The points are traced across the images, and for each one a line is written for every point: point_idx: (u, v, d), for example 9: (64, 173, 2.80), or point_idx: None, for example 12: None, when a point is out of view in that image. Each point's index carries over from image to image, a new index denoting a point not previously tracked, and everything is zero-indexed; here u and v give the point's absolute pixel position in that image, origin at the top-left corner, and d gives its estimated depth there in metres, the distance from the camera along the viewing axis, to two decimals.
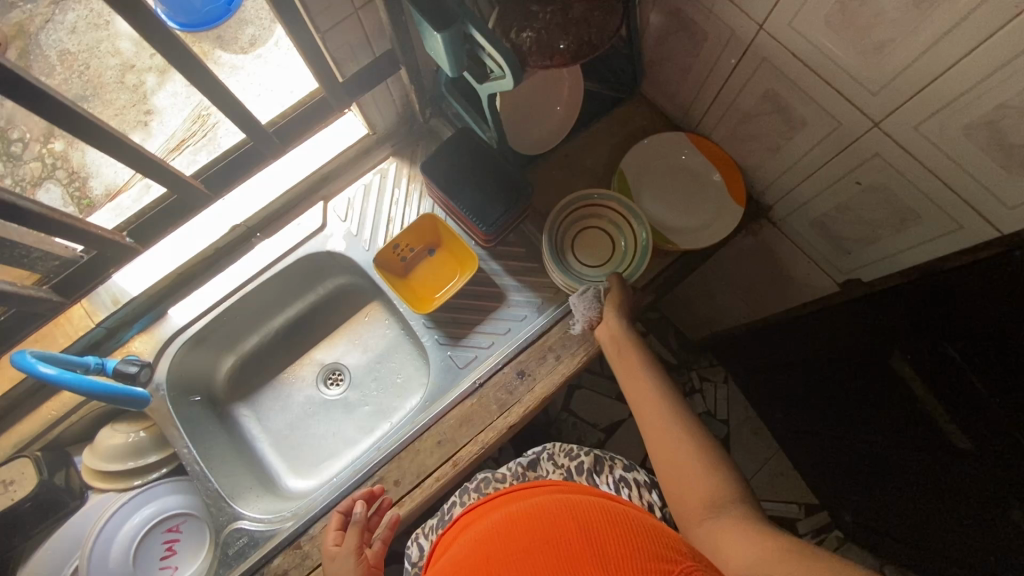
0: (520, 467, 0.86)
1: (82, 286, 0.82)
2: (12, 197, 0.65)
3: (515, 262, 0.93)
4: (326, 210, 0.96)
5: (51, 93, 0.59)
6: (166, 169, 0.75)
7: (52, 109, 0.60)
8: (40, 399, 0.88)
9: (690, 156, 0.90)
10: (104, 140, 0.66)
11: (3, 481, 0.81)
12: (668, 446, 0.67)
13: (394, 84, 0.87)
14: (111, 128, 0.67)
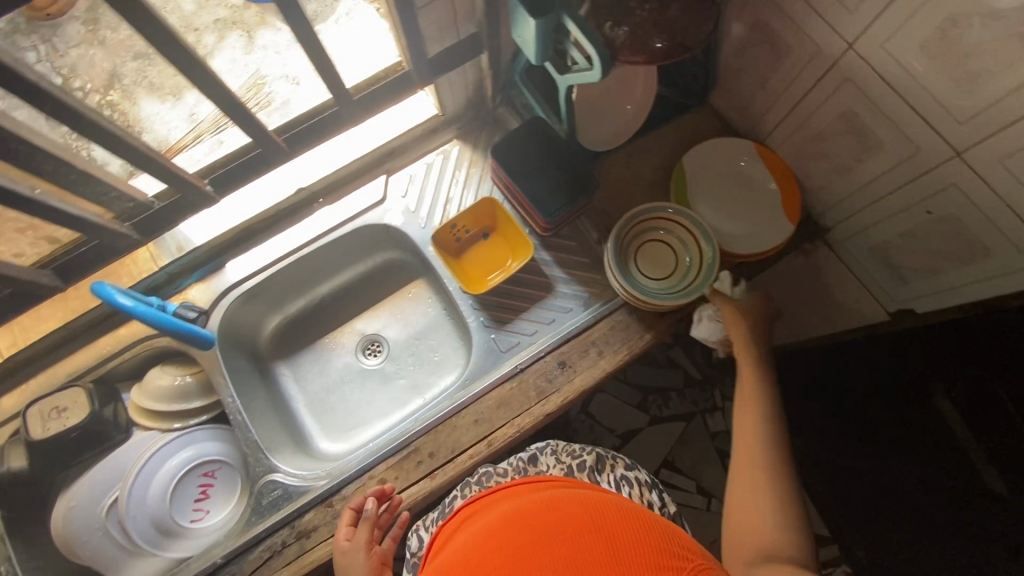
0: (520, 462, 0.85)
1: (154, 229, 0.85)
2: (119, 132, 0.66)
3: (566, 255, 0.94)
4: (388, 183, 0.99)
5: (177, 36, 0.58)
6: (255, 124, 0.76)
7: (175, 51, 0.60)
8: (98, 334, 0.92)
9: (749, 164, 0.90)
10: (209, 86, 0.66)
11: (58, 406, 0.84)
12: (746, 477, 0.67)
13: (472, 67, 0.88)
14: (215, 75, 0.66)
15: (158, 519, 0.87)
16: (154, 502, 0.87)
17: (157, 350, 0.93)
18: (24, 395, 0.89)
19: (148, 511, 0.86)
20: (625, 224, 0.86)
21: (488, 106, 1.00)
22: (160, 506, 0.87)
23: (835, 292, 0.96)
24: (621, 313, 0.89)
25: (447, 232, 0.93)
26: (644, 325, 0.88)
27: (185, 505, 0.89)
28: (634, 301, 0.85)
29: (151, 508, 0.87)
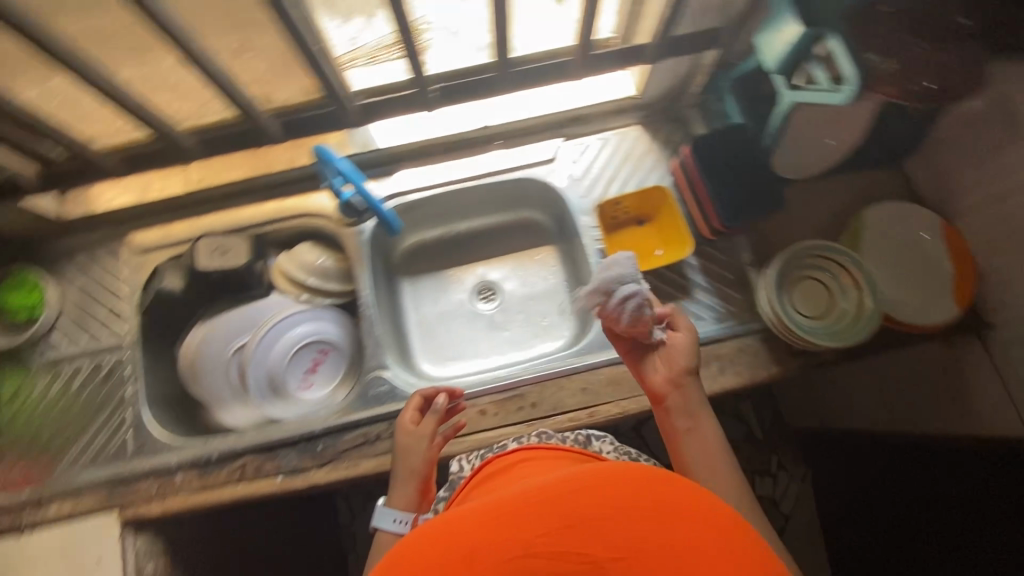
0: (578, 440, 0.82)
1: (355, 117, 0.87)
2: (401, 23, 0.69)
3: (713, 266, 0.94)
4: (562, 147, 1.01)
5: None
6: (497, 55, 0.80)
7: None
8: (270, 196, 0.98)
9: (930, 240, 0.88)
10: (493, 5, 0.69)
11: (224, 247, 0.91)
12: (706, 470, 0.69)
13: (691, 61, 0.90)
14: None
15: (274, 373, 0.92)
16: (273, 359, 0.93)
17: (313, 228, 0.99)
18: (193, 228, 0.97)
19: (267, 367, 0.92)
20: (795, 252, 0.87)
21: (683, 103, 1.00)
22: (277, 366, 0.93)
23: None
24: (752, 338, 0.89)
25: (608, 208, 0.93)
26: (772, 356, 0.88)
27: (296, 372, 0.94)
28: (778, 329, 0.85)
29: (269, 365, 0.92)
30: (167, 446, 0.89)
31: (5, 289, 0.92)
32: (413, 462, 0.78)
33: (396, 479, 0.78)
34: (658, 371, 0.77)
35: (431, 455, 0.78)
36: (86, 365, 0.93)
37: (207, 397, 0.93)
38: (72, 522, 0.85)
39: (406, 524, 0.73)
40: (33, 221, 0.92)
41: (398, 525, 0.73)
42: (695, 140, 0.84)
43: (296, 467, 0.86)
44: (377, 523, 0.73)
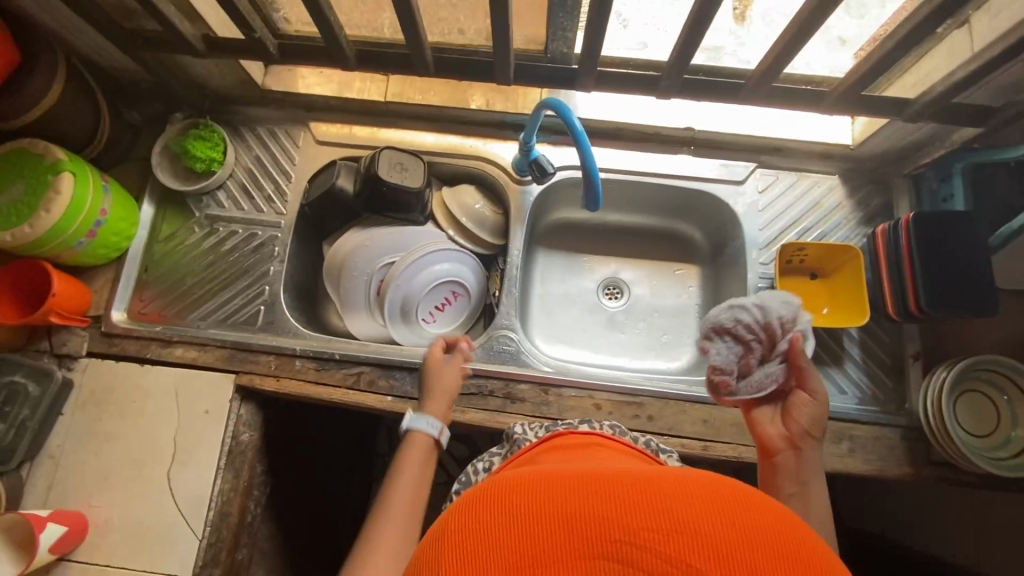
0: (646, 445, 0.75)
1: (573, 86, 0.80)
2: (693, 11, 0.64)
3: (874, 344, 0.89)
4: (754, 173, 0.96)
5: None
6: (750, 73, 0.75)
7: None
8: (454, 130, 0.99)
9: None
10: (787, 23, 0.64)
11: (405, 166, 0.91)
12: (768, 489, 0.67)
13: (934, 131, 0.83)
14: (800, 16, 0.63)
15: (409, 300, 0.94)
16: (412, 286, 0.94)
17: (482, 174, 0.99)
18: (374, 137, 0.98)
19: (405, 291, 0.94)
20: (977, 363, 0.79)
21: (896, 169, 0.93)
22: (414, 294, 0.94)
23: None
24: (893, 431, 0.84)
25: (789, 251, 0.89)
26: (907, 456, 0.83)
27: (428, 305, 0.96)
28: (934, 433, 0.79)
29: (407, 290, 0.94)
30: (293, 331, 0.92)
31: (194, 136, 0.95)
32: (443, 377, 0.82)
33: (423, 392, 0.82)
34: (771, 425, 0.69)
35: (460, 375, 0.84)
36: (240, 231, 0.97)
37: (340, 299, 0.95)
38: (192, 371, 0.89)
39: (436, 429, 0.77)
40: (238, 81, 0.94)
41: (430, 427, 0.77)
42: (920, 212, 0.78)
43: (407, 393, 0.87)
44: (410, 422, 0.77)
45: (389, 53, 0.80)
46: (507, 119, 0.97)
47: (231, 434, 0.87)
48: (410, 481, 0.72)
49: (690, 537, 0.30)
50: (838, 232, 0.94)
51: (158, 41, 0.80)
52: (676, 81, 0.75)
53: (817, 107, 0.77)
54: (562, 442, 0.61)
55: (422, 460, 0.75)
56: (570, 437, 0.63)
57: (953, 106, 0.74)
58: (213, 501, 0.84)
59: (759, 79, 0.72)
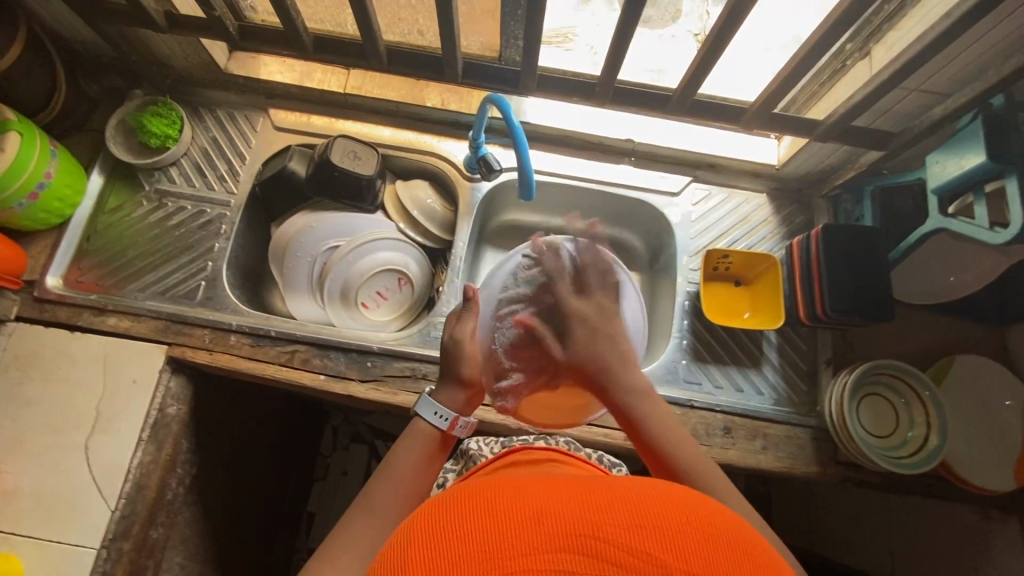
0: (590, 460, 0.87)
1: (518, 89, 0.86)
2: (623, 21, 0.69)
3: (790, 350, 0.94)
4: (689, 186, 1.03)
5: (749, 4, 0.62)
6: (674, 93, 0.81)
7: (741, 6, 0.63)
8: (409, 126, 1.03)
9: (1011, 408, 0.88)
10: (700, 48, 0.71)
11: (357, 152, 0.94)
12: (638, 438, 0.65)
13: (845, 154, 0.91)
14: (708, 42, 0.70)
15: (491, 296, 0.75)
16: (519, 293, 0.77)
17: (434, 170, 1.03)
18: (331, 127, 1.02)
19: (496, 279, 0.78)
20: (875, 367, 0.84)
21: (816, 191, 1.01)
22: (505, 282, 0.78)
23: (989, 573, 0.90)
24: (804, 431, 0.89)
25: (714, 258, 0.95)
26: (815, 456, 0.88)
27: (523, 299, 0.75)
28: (837, 431, 0.84)
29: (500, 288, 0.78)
30: (232, 307, 0.93)
31: (152, 112, 0.96)
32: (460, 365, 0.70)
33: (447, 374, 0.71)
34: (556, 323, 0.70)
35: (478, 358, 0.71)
36: (188, 208, 0.98)
37: (284, 282, 0.97)
38: (124, 340, 0.88)
39: (446, 422, 0.67)
40: (201, 63, 0.97)
41: (438, 420, 0.67)
42: (828, 225, 0.84)
43: (339, 372, 0.88)
44: (416, 411, 0.68)
45: (345, 43, 0.84)
46: (460, 119, 1.01)
47: (156, 406, 0.86)
48: (406, 477, 0.63)
49: (622, 525, 0.35)
50: (763, 245, 1.00)
51: (120, 13, 0.82)
52: (608, 89, 0.81)
53: (737, 124, 0.84)
54: (521, 458, 0.68)
55: (419, 460, 0.65)
56: (531, 453, 0.69)
57: (857, 130, 0.81)
58: (131, 471, 0.83)
59: (682, 94, 0.79)
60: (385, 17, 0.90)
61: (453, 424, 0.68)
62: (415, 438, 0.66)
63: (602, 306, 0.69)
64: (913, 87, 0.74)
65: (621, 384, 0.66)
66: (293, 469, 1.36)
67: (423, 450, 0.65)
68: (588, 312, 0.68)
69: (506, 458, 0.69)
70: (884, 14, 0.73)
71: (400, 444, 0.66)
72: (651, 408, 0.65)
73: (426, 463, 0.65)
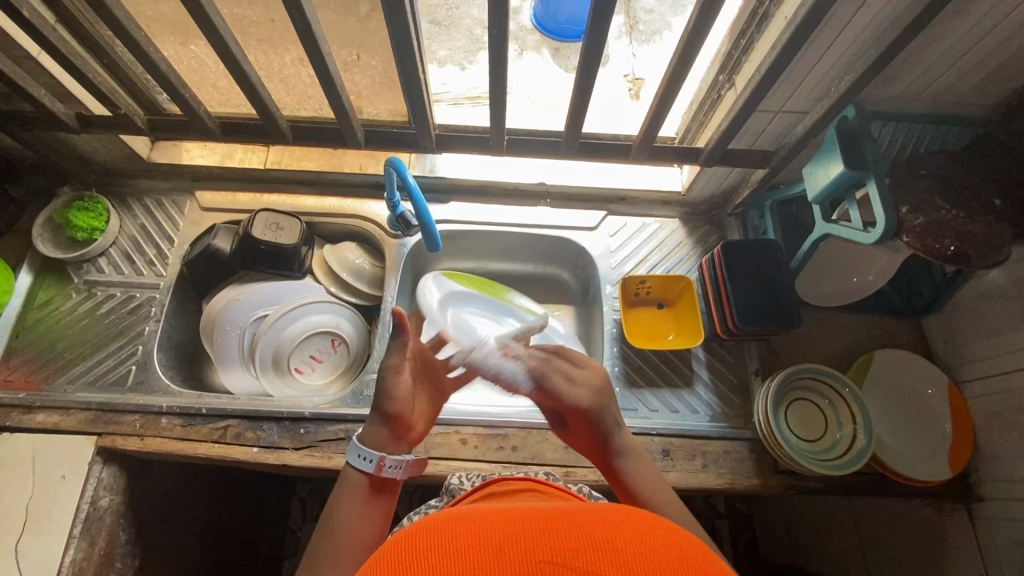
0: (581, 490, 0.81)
1: (420, 149, 0.91)
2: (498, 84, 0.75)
3: (719, 364, 0.97)
4: (604, 219, 1.08)
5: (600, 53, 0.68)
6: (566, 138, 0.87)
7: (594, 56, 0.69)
8: (332, 193, 1.07)
9: (935, 396, 0.90)
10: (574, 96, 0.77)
11: (279, 223, 0.97)
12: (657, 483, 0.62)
13: (739, 174, 0.97)
14: (577, 90, 0.76)
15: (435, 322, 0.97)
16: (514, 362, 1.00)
17: (360, 231, 1.06)
18: (256, 202, 1.06)
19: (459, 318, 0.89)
20: (796, 372, 0.87)
21: (723, 211, 1.07)
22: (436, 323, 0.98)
23: (950, 568, 0.89)
24: (742, 444, 0.90)
25: (633, 284, 0.98)
26: (756, 468, 0.88)
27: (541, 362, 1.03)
28: (769, 441, 0.85)
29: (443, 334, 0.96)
30: (163, 389, 0.93)
31: (78, 208, 1.00)
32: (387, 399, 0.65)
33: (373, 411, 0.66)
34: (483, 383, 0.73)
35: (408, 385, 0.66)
36: (118, 295, 0.99)
37: (216, 357, 0.97)
38: (53, 435, 0.87)
39: (373, 464, 0.60)
40: (123, 156, 1.02)
41: (364, 463, 0.61)
42: (727, 243, 0.89)
43: (274, 443, 0.87)
44: (346, 459, 0.62)
45: (250, 125, 0.89)
46: (379, 181, 1.06)
47: (88, 500, 0.84)
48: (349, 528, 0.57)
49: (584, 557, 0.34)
50: (681, 267, 1.04)
51: (31, 119, 0.86)
52: (501, 141, 0.86)
53: (627, 159, 0.89)
54: (495, 490, 0.66)
55: (358, 509, 0.59)
56: (505, 483, 0.68)
57: (738, 153, 0.88)
58: (61, 573, 0.80)
59: (568, 136, 0.84)
60: (293, 96, 0.96)
61: (381, 466, 0.61)
62: (342, 493, 0.60)
63: (597, 385, 0.69)
64: (776, 109, 0.81)
65: (616, 444, 0.65)
66: (257, 549, 1.32)
67: (359, 497, 0.60)
68: (588, 393, 0.68)
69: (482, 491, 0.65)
70: (738, 48, 0.80)
71: (336, 490, 0.61)
72: (642, 468, 0.64)
73: (365, 504, 0.59)
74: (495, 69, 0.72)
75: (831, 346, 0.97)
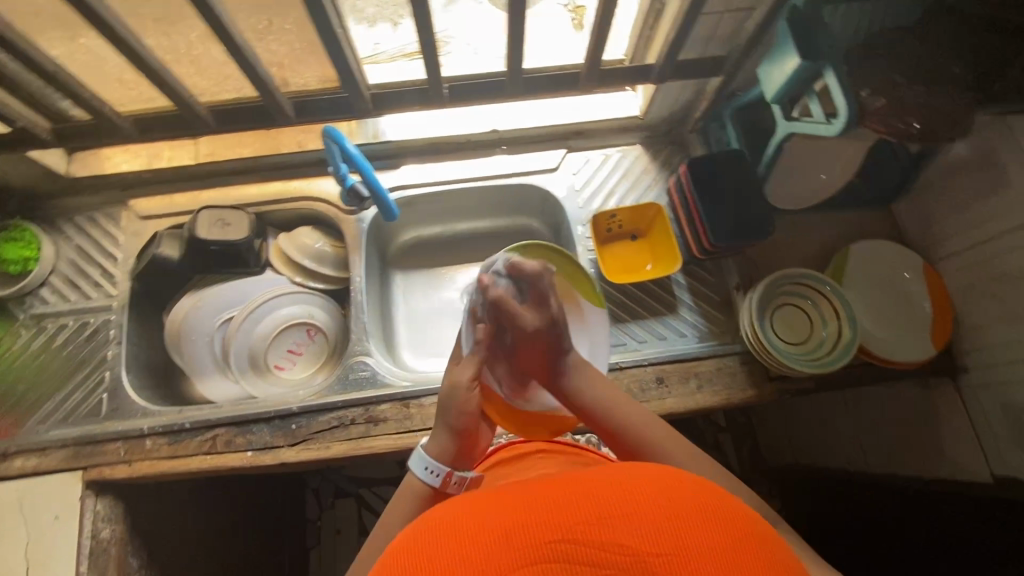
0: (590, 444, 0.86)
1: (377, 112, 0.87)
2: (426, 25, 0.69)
3: (700, 285, 0.96)
4: (564, 158, 1.04)
5: None
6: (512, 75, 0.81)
7: None
8: (274, 177, 1.01)
9: (912, 278, 0.92)
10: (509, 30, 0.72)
11: (224, 219, 0.92)
12: (648, 422, 0.69)
13: (695, 87, 0.93)
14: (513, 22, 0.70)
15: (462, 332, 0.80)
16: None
17: (312, 213, 1.01)
18: (195, 200, 0.99)
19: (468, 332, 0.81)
20: (776, 278, 0.87)
21: (683, 128, 1.04)
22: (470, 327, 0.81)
23: (944, 438, 0.93)
24: (733, 359, 0.90)
25: (604, 220, 0.96)
26: (749, 379, 0.89)
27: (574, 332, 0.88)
28: (757, 350, 0.85)
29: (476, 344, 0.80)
30: (141, 411, 0.89)
31: (3, 240, 0.92)
32: (457, 417, 0.71)
33: (440, 424, 0.72)
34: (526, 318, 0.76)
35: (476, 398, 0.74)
36: (71, 323, 0.94)
37: (188, 368, 0.94)
38: (36, 478, 0.83)
39: (439, 477, 0.68)
40: (38, 175, 0.93)
41: (430, 476, 0.68)
42: (691, 160, 0.86)
43: (267, 443, 0.85)
44: (409, 466, 0.70)
45: (166, 117, 0.82)
46: (323, 156, 1.00)
47: (88, 534, 0.82)
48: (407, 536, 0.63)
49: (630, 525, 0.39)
50: (649, 193, 1.02)
51: None
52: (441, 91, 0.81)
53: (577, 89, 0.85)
54: (507, 453, 0.75)
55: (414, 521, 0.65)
56: (515, 446, 0.76)
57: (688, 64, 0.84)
58: None
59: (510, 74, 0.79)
60: (208, 79, 0.88)
61: (446, 481, 0.68)
62: (405, 495, 0.67)
63: (555, 319, 0.77)
64: (721, 9, 0.76)
65: (564, 365, 0.76)
66: (281, 547, 1.32)
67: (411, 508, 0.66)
68: (539, 330, 0.76)
69: (496, 459, 0.74)
70: None
71: (396, 503, 0.67)
72: (615, 400, 0.72)
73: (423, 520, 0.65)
74: (416, 11, 0.66)
75: (806, 247, 0.97)
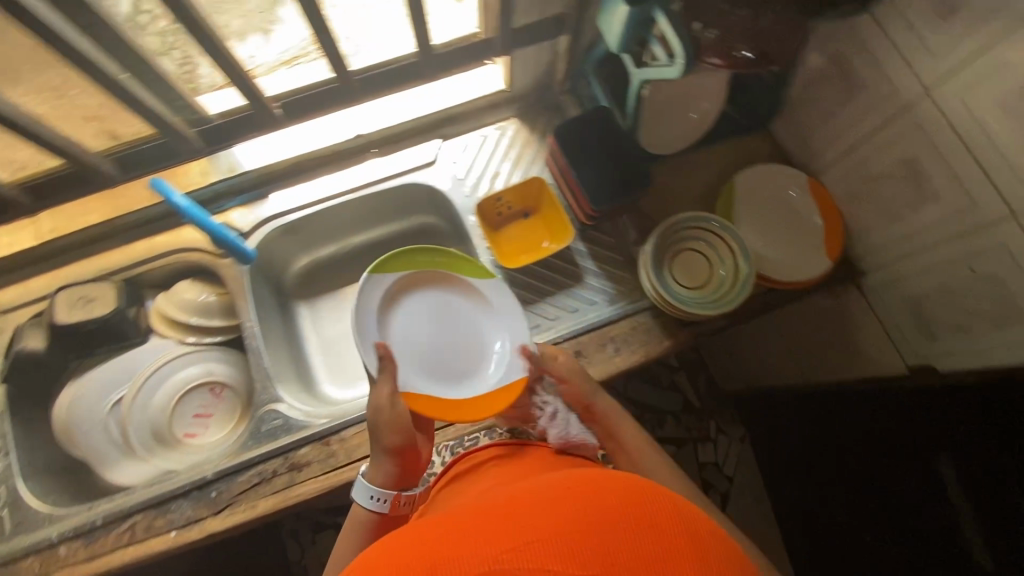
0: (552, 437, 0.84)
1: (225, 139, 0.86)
2: None
3: (602, 249, 0.94)
4: (440, 147, 0.99)
5: None
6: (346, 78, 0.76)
7: None
8: (134, 236, 0.93)
9: (798, 195, 0.92)
10: None
11: (87, 295, 0.87)
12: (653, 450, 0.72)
13: (549, 48, 0.89)
14: None
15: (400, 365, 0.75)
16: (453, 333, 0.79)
17: (188, 264, 0.93)
18: (53, 281, 0.91)
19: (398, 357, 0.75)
20: (667, 226, 0.86)
21: (553, 91, 1.00)
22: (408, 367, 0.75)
23: (862, 340, 0.95)
24: (646, 315, 0.89)
25: (490, 205, 0.93)
26: (664, 332, 0.88)
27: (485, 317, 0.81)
28: (660, 303, 0.85)
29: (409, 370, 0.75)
30: (46, 518, 0.82)
31: None
32: (389, 436, 0.68)
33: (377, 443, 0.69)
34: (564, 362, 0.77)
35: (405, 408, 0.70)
36: None
37: (89, 461, 0.87)
38: None
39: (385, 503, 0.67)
40: None
41: (376, 503, 0.67)
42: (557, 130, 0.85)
43: (190, 518, 0.80)
44: (353, 497, 0.67)
45: None
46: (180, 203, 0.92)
47: None
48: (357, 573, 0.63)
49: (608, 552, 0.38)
50: (534, 166, 0.98)
51: None
52: None
53: None
54: (462, 468, 0.69)
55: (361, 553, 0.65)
56: (472, 456, 0.70)
57: None
58: None
59: None
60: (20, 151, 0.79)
61: (394, 502, 0.68)
62: (352, 528, 0.67)
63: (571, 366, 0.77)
64: None
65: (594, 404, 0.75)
66: None
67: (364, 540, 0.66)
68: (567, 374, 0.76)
69: (450, 475, 0.69)
70: None
71: (344, 533, 0.67)
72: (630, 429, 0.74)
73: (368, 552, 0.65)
74: None
75: (697, 187, 0.96)
